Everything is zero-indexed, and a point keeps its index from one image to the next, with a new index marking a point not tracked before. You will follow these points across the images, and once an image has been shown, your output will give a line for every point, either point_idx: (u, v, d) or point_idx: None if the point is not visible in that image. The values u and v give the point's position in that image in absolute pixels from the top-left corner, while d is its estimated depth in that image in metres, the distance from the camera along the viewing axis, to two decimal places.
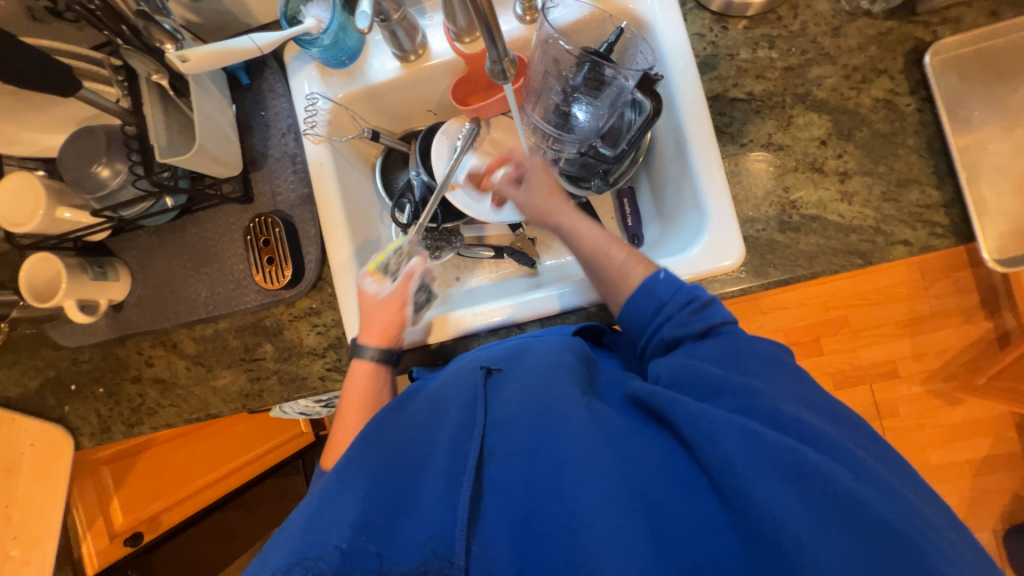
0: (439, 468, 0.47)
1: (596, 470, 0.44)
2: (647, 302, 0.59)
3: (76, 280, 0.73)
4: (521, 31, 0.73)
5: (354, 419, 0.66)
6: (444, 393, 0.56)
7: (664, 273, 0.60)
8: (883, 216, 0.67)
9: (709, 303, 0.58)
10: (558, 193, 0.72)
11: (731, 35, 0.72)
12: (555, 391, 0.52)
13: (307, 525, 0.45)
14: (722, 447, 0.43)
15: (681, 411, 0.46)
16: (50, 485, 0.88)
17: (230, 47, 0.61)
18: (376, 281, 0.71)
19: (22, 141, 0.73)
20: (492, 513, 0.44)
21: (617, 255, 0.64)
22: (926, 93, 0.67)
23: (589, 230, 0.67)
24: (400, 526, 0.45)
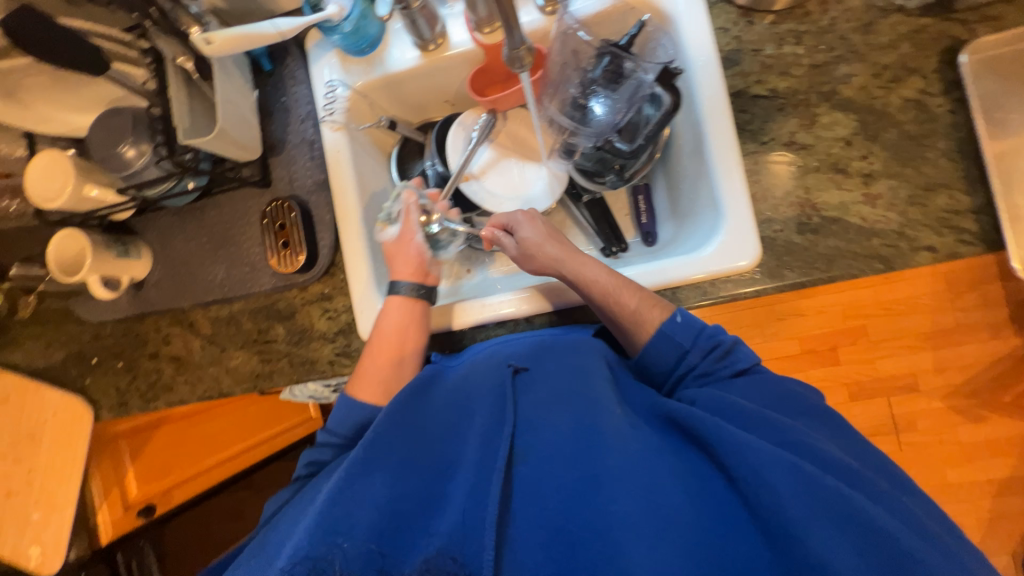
0: (470, 468, 0.50)
1: (626, 483, 0.46)
2: (668, 349, 0.62)
3: (100, 257, 0.76)
4: (541, 22, 0.72)
5: (369, 389, 0.67)
6: (471, 389, 0.58)
7: (681, 316, 0.62)
8: (907, 221, 0.65)
9: (733, 346, 0.61)
10: (556, 241, 0.71)
11: (756, 30, 0.70)
12: (586, 400, 0.54)
13: (332, 500, 0.47)
14: (760, 472, 0.44)
15: (716, 432, 0.48)
16: (70, 454, 0.91)
17: (254, 31, 0.62)
18: (382, 230, 0.77)
19: (54, 120, 0.75)
20: (519, 517, 0.47)
21: (627, 301, 0.63)
22: (960, 94, 0.65)
23: (594, 276, 0.66)
24: (428, 519, 0.48)
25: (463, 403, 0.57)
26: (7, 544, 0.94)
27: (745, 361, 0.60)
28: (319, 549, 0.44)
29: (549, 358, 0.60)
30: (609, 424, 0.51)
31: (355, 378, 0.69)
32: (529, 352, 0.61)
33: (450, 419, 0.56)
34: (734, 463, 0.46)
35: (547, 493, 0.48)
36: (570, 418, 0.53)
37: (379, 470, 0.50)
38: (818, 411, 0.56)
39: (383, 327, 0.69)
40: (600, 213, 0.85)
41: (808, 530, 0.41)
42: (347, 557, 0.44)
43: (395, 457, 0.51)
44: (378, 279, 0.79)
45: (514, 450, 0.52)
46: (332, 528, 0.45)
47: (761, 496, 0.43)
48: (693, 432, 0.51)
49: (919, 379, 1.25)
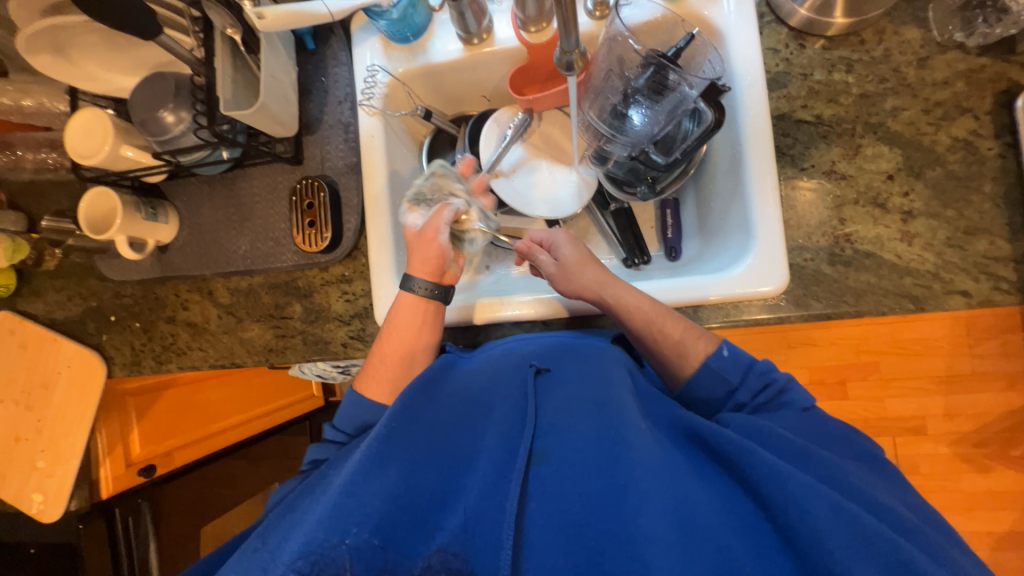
0: (489, 464, 0.51)
1: (650, 495, 0.46)
2: (715, 384, 0.61)
3: (130, 217, 0.76)
4: (589, 26, 0.72)
5: (377, 386, 0.66)
6: (491, 386, 0.59)
7: (727, 350, 0.62)
8: (943, 263, 0.63)
9: (786, 385, 0.60)
10: (593, 265, 0.68)
11: (807, 54, 0.69)
12: (611, 407, 0.54)
13: (348, 486, 0.47)
14: (801, 503, 0.43)
15: (744, 453, 0.48)
16: (81, 407, 0.93)
17: (304, 10, 0.63)
18: (413, 213, 0.74)
19: (104, 81, 0.76)
20: (538, 519, 0.47)
21: (671, 332, 0.63)
22: (1012, 139, 0.63)
23: (637, 303, 0.65)
24: (444, 512, 0.48)
25: (480, 399, 0.58)
26: (14, 489, 0.98)
27: (801, 401, 0.59)
28: (330, 537, 0.43)
29: (570, 363, 0.61)
30: (633, 434, 0.50)
31: (364, 376, 0.68)
32: (550, 355, 0.62)
33: (466, 413, 0.57)
34: (763, 485, 0.46)
35: (569, 496, 0.48)
36: (591, 424, 0.53)
37: (398, 458, 0.50)
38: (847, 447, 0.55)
39: (394, 324, 0.68)
40: (626, 224, 0.84)
41: (846, 563, 0.40)
42: (359, 544, 0.44)
43: (415, 446, 0.51)
44: (399, 267, 0.79)
45: (533, 451, 0.52)
46: (345, 516, 0.45)
47: (792, 520, 0.43)
48: (717, 450, 0.51)
49: (928, 423, 1.23)
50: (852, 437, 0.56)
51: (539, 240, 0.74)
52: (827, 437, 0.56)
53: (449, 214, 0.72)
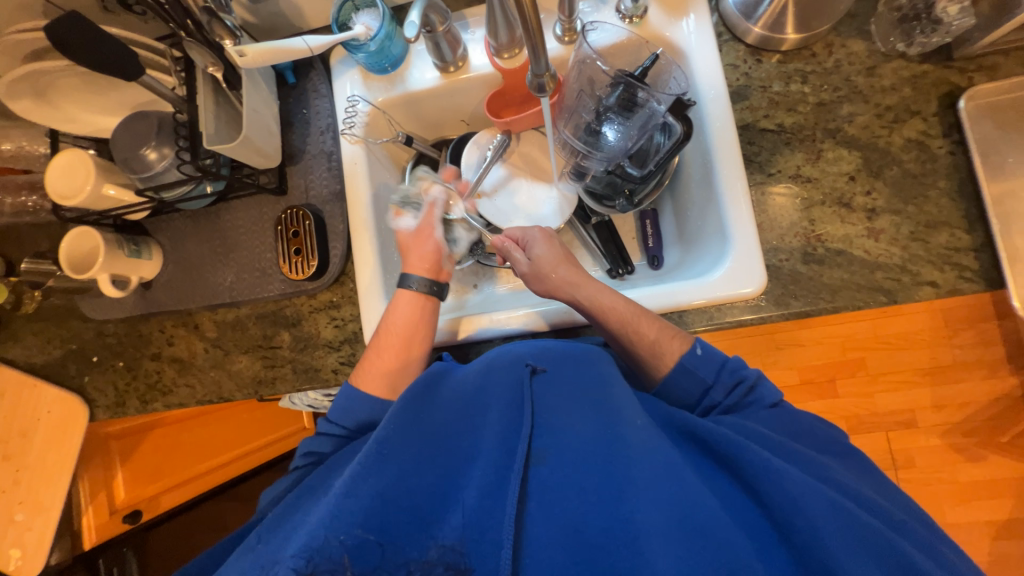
0: (489, 464, 0.50)
1: (648, 491, 0.46)
2: (691, 384, 0.62)
3: (112, 255, 0.76)
4: (559, 51, 0.75)
5: (374, 379, 0.67)
6: (487, 387, 0.57)
7: (700, 348, 0.63)
8: (910, 255, 0.66)
9: (756, 382, 0.61)
10: (565, 266, 0.72)
11: (764, 68, 0.73)
12: (608, 408, 0.54)
13: (348, 488, 0.47)
14: (797, 502, 0.45)
15: (739, 448, 0.49)
16: (61, 454, 0.90)
17: (283, 46, 0.65)
18: (403, 217, 0.79)
19: (81, 121, 0.77)
20: (537, 517, 0.47)
21: (647, 331, 0.64)
22: (960, 137, 0.67)
23: (612, 304, 0.66)
24: (445, 511, 0.48)
25: (477, 399, 0.56)
26: None
27: (770, 398, 0.60)
28: (329, 539, 0.44)
29: (565, 362, 0.60)
30: (629, 432, 0.51)
31: (360, 369, 0.69)
32: (548, 355, 0.61)
33: (463, 414, 0.55)
34: (759, 481, 0.47)
35: (568, 495, 0.48)
36: (589, 422, 0.53)
37: (397, 463, 0.49)
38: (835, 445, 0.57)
39: (390, 320, 0.70)
40: (608, 236, 0.86)
41: (833, 547, 0.42)
42: (360, 541, 0.45)
43: (414, 452, 0.50)
44: (387, 289, 0.80)
45: (532, 452, 0.51)
46: (346, 516, 0.45)
47: (789, 514, 0.45)
48: (711, 446, 0.52)
49: (919, 416, 1.25)
50: (832, 435, 0.58)
51: (512, 236, 0.78)
52: (812, 435, 0.58)
53: (440, 212, 0.79)
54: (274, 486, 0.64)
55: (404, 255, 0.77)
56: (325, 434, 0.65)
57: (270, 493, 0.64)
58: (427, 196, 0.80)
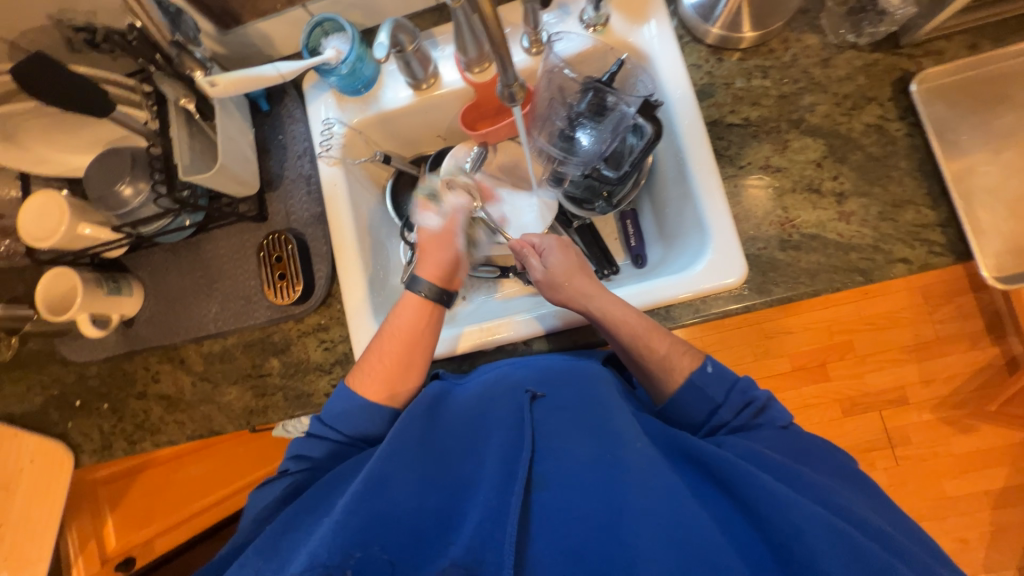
0: (490, 490, 0.48)
1: (648, 518, 0.45)
2: (700, 402, 0.62)
3: (92, 294, 0.75)
4: (528, 62, 0.77)
5: (374, 383, 0.65)
6: (488, 413, 0.57)
7: (712, 366, 0.63)
8: (881, 235, 0.69)
9: (766, 404, 0.62)
10: (581, 276, 0.70)
11: (726, 66, 0.76)
12: (606, 430, 0.53)
13: (352, 506, 0.46)
14: (798, 526, 0.44)
15: (740, 475, 0.49)
16: (50, 504, 0.88)
17: (254, 74, 0.65)
18: (427, 215, 0.79)
19: (52, 161, 0.76)
20: (540, 541, 0.47)
21: (658, 348, 0.64)
22: (915, 119, 0.71)
23: (623, 317, 0.66)
24: (447, 537, 0.47)
25: (479, 426, 0.57)
26: None
27: (780, 419, 0.61)
28: (337, 553, 0.44)
29: (564, 385, 0.59)
30: (629, 457, 0.50)
31: (360, 371, 0.67)
32: (547, 379, 0.60)
33: (465, 443, 0.56)
34: (761, 509, 0.47)
35: (569, 520, 0.47)
36: (590, 446, 0.52)
37: (397, 488, 0.49)
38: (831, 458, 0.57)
39: (394, 324, 0.69)
40: (591, 238, 0.88)
41: (826, 567, 0.43)
42: (367, 559, 0.44)
43: (415, 477, 0.50)
44: (376, 308, 0.79)
45: (533, 477, 0.51)
46: (350, 536, 0.45)
47: (787, 537, 0.45)
48: (713, 469, 0.52)
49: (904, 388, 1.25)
50: (826, 451, 0.58)
51: (530, 241, 0.76)
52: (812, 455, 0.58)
53: (463, 218, 0.80)
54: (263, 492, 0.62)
55: (421, 257, 0.76)
56: (318, 437, 0.64)
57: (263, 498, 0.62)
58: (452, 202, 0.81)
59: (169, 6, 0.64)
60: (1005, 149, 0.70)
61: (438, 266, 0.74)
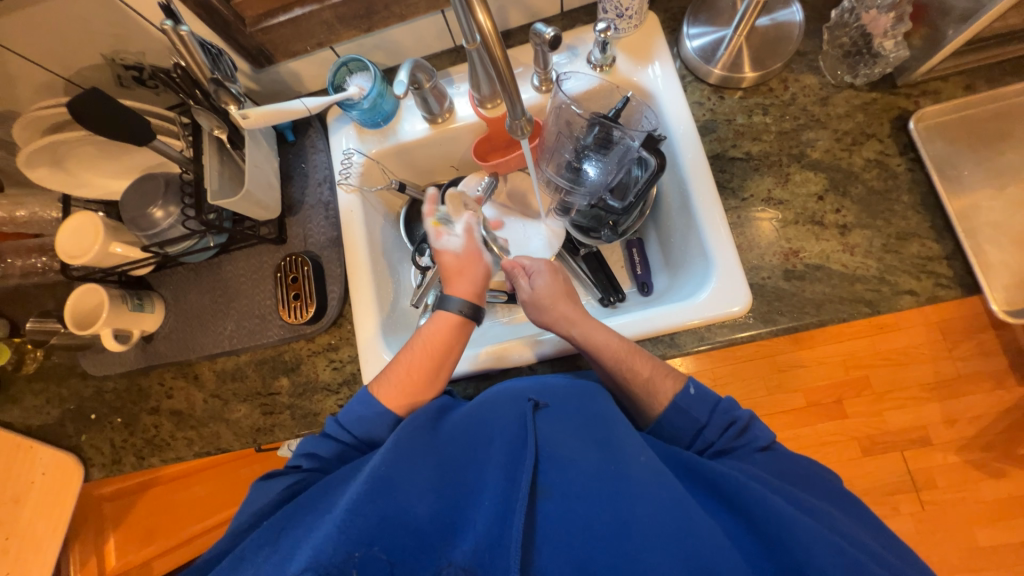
0: (496, 495, 0.48)
1: (652, 531, 0.45)
2: (684, 422, 0.61)
3: (117, 310, 0.78)
4: (537, 98, 0.82)
5: (402, 396, 0.65)
6: (490, 420, 0.57)
7: (694, 388, 0.62)
8: (886, 267, 0.69)
9: (749, 423, 0.61)
10: (566, 301, 0.71)
11: (727, 103, 0.79)
12: (610, 443, 0.53)
13: (355, 507, 0.45)
14: (809, 556, 0.43)
15: (748, 493, 0.48)
16: (56, 515, 0.90)
17: (283, 108, 0.70)
18: (444, 238, 0.78)
19: (94, 185, 0.82)
20: (545, 549, 0.46)
21: (641, 369, 0.64)
22: (915, 155, 0.72)
23: (606, 342, 0.65)
24: (449, 541, 0.46)
25: (481, 434, 0.56)
26: None
27: (761, 439, 0.60)
28: (340, 552, 0.43)
29: (567, 396, 0.59)
30: (633, 470, 0.50)
31: (389, 383, 0.66)
32: (551, 391, 0.59)
33: (468, 450, 0.55)
34: (772, 528, 0.46)
35: (574, 530, 0.46)
36: (593, 456, 0.51)
37: (399, 490, 0.48)
38: (840, 494, 0.57)
39: (427, 335, 0.70)
40: (597, 266, 0.89)
41: None
42: (369, 559, 0.43)
43: (418, 480, 0.50)
44: (386, 329, 0.81)
45: (536, 486, 0.50)
46: (355, 536, 0.44)
47: (799, 558, 0.43)
48: (718, 487, 0.51)
49: (929, 432, 0.91)
50: (832, 484, 0.57)
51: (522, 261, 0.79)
52: (815, 482, 0.57)
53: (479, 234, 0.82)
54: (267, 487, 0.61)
55: (451, 279, 0.76)
56: (324, 436, 0.64)
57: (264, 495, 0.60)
58: (464, 218, 0.81)
59: (212, 49, 0.68)
60: (1007, 184, 0.71)
61: (471, 286, 0.75)
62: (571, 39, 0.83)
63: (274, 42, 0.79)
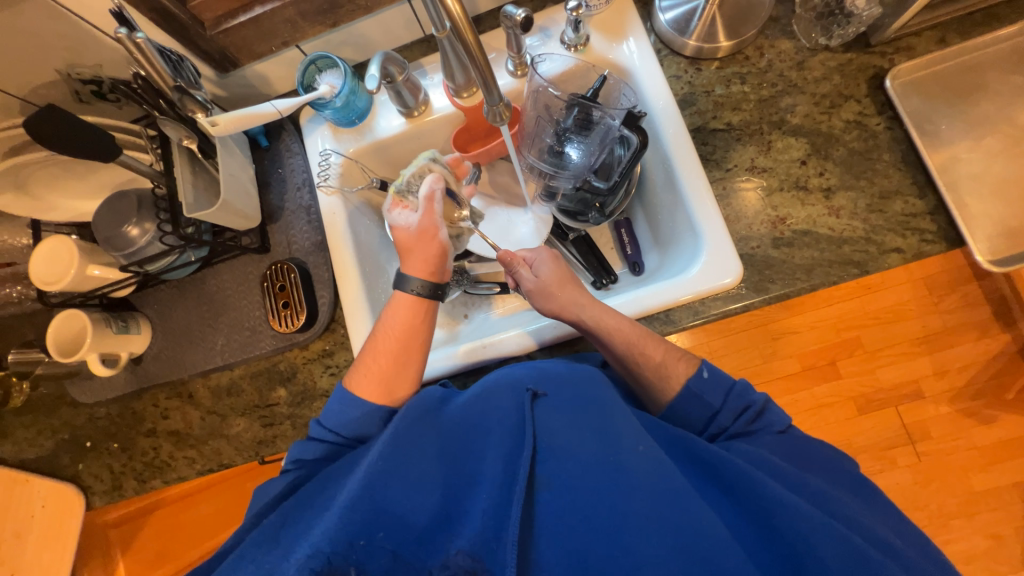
0: (492, 488, 0.47)
1: (651, 521, 0.44)
2: (698, 408, 0.62)
3: (101, 334, 0.76)
4: (514, 84, 0.81)
5: (369, 384, 0.65)
6: (488, 411, 0.55)
7: (707, 371, 0.63)
8: (872, 227, 0.70)
9: (764, 407, 0.61)
10: (571, 287, 0.70)
11: (705, 75, 0.79)
12: (607, 432, 0.51)
13: (354, 503, 0.44)
14: (807, 538, 0.44)
15: (749, 478, 0.49)
16: (60, 545, 0.89)
17: (252, 112, 0.68)
18: (404, 213, 0.73)
19: (61, 207, 0.79)
20: (544, 540, 0.45)
21: (652, 354, 0.65)
22: (893, 113, 0.73)
23: (618, 326, 0.66)
24: (447, 533, 0.45)
25: (479, 424, 0.54)
26: None
27: (779, 423, 0.60)
28: (343, 543, 0.42)
29: (565, 384, 0.57)
30: (632, 459, 0.48)
31: (354, 373, 0.66)
32: (548, 378, 0.58)
33: (466, 441, 0.53)
34: (768, 515, 0.46)
35: (572, 520, 0.45)
36: (591, 445, 0.50)
37: (398, 487, 0.46)
38: (840, 466, 0.58)
39: (391, 322, 0.68)
40: (587, 249, 0.88)
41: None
42: (372, 547, 0.43)
43: (418, 474, 0.48)
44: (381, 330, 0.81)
45: (535, 478, 0.48)
46: (354, 527, 0.43)
47: (798, 549, 0.44)
48: (717, 470, 0.51)
49: (922, 386, 0.93)
50: (830, 457, 0.59)
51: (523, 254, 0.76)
52: (822, 464, 0.58)
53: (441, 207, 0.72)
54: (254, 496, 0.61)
55: (404, 254, 0.71)
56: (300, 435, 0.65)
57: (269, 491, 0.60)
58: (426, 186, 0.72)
59: (171, 55, 0.65)
60: (984, 135, 0.72)
61: (422, 260, 0.70)
62: (543, 20, 0.81)
63: (237, 45, 0.76)
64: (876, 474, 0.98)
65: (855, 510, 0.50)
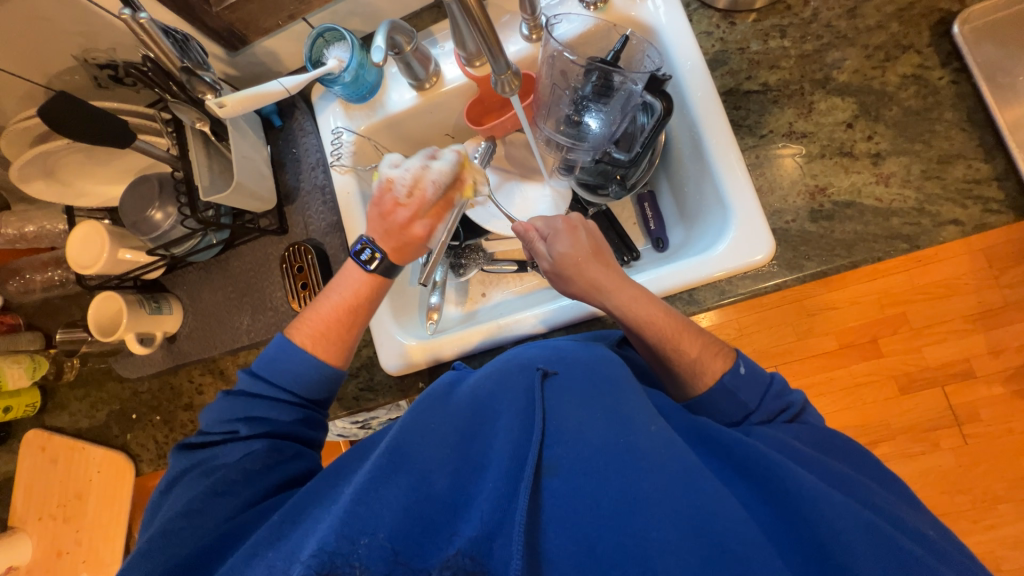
0: (500, 476, 0.46)
1: (663, 507, 0.42)
2: (732, 407, 0.58)
3: (136, 315, 0.80)
4: (528, 50, 0.75)
5: (308, 331, 0.63)
6: (496, 395, 0.54)
7: (744, 366, 0.59)
8: (926, 196, 0.63)
9: (803, 409, 0.58)
10: (594, 264, 0.66)
11: (739, 29, 0.71)
12: (619, 413, 0.49)
13: (359, 497, 0.44)
14: (836, 528, 0.41)
15: (766, 460, 0.47)
16: (118, 505, 0.98)
17: (260, 90, 0.66)
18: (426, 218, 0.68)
19: (91, 193, 0.82)
20: (553, 527, 0.44)
21: (688, 350, 0.60)
22: (959, 64, 0.64)
23: (649, 316, 0.62)
24: (454, 528, 0.44)
25: (489, 406, 0.53)
26: None
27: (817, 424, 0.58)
28: (346, 541, 0.41)
29: (577, 364, 0.56)
30: (641, 440, 0.47)
31: (299, 322, 0.64)
32: (559, 358, 0.57)
33: (475, 424, 0.52)
34: (788, 501, 0.44)
35: (581, 507, 0.44)
36: (603, 428, 0.48)
37: (410, 472, 0.46)
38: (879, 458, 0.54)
39: (344, 283, 0.66)
40: (607, 225, 0.84)
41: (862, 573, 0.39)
42: (373, 548, 0.41)
43: (425, 461, 0.47)
44: (396, 313, 0.81)
45: (543, 464, 0.47)
46: (357, 524, 0.42)
47: (819, 533, 0.41)
48: (733, 455, 0.49)
49: (975, 366, 0.87)
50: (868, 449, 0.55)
51: (538, 226, 0.72)
52: (860, 454, 0.54)
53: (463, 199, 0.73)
54: (217, 455, 0.55)
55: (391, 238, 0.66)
56: (256, 395, 0.60)
57: (240, 453, 0.55)
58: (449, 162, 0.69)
59: (177, 34, 0.63)
60: None
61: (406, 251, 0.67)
62: None
63: (244, 20, 0.74)
64: (915, 457, 0.93)
65: (893, 506, 0.46)
